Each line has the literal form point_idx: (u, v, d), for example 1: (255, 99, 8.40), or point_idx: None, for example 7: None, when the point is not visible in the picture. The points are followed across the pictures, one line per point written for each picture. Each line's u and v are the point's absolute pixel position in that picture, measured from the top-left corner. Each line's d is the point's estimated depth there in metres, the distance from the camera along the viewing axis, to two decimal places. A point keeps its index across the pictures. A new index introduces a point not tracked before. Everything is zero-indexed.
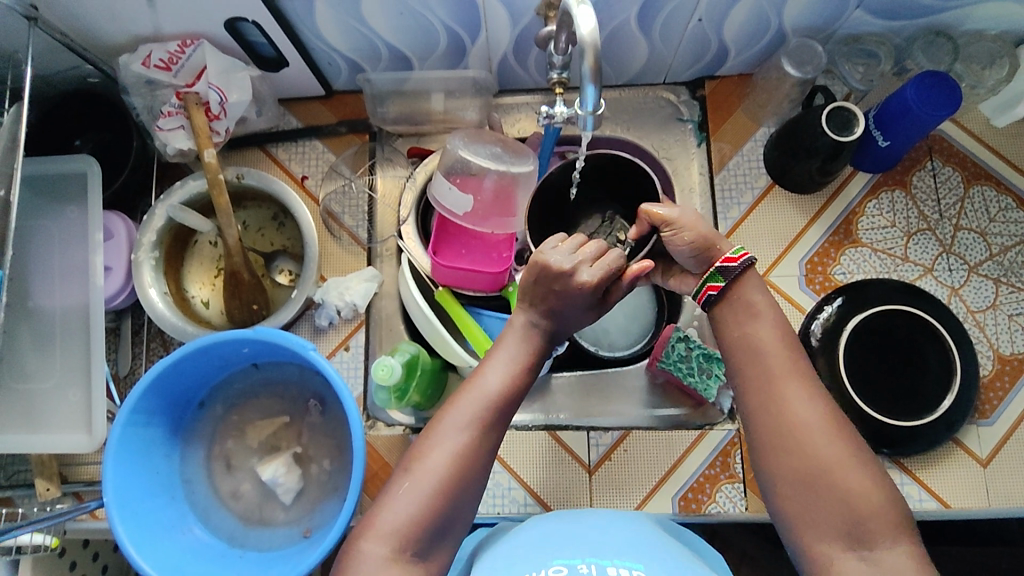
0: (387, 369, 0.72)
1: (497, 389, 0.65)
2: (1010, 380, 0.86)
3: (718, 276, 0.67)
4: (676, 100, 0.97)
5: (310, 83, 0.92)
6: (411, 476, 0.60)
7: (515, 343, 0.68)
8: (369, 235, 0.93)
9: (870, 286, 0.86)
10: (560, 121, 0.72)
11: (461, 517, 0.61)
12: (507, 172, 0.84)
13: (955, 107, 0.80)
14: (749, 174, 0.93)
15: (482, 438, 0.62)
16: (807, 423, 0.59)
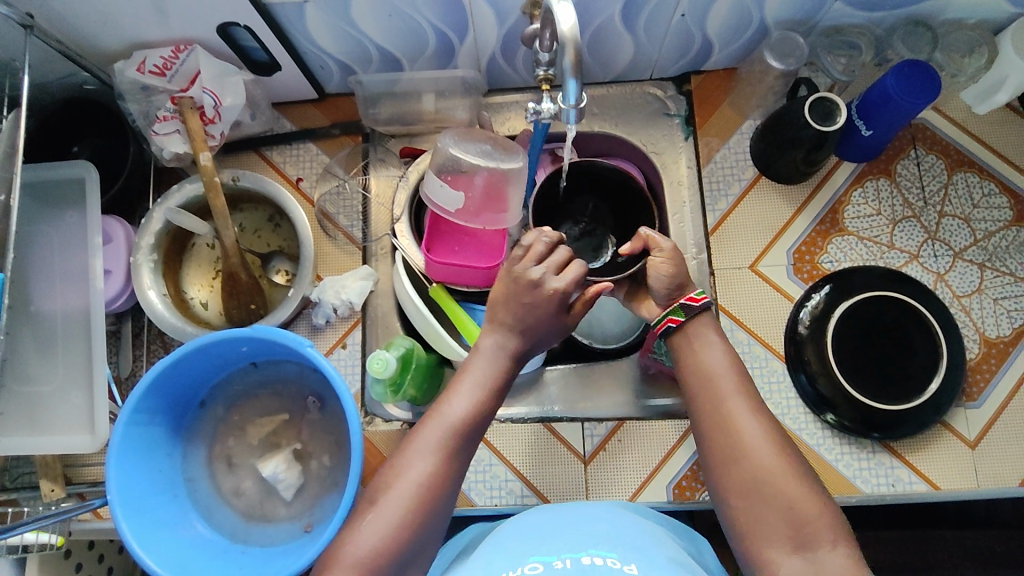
0: (382, 362, 0.73)
1: (463, 416, 0.66)
2: (997, 362, 0.87)
3: (680, 311, 0.70)
4: (662, 95, 0.99)
5: (303, 87, 0.94)
6: (378, 505, 0.62)
7: (480, 369, 0.70)
8: (363, 234, 0.94)
9: (851, 287, 0.87)
10: (547, 118, 0.74)
11: (428, 544, 0.62)
12: (498, 168, 0.85)
13: (934, 96, 0.82)
14: (736, 166, 0.95)
15: (448, 466, 0.64)
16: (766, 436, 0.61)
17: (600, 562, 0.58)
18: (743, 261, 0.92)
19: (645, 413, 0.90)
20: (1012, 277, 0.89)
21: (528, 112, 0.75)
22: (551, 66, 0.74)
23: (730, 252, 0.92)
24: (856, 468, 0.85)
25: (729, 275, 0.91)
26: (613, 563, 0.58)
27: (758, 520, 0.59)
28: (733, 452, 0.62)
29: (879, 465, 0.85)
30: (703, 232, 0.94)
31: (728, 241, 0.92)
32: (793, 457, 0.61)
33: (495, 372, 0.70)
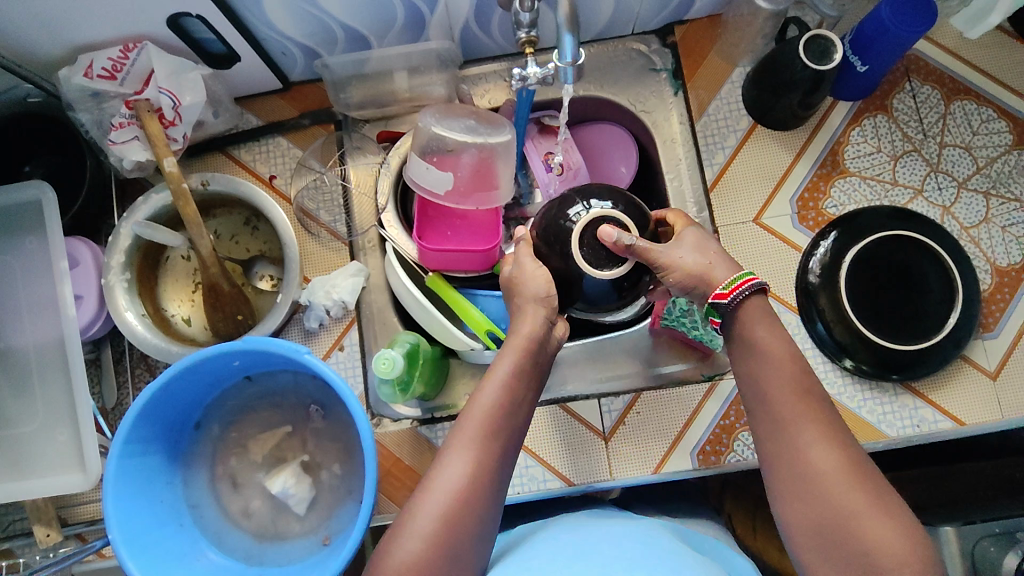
0: (388, 361, 0.68)
1: (489, 415, 0.63)
2: (1011, 291, 0.85)
3: (715, 312, 0.69)
4: (647, 51, 0.94)
5: (266, 77, 0.88)
6: (408, 518, 0.59)
7: (505, 363, 0.66)
8: (348, 229, 0.89)
9: (861, 228, 0.84)
10: (536, 84, 0.71)
11: (470, 555, 0.59)
12: (485, 144, 0.81)
13: (932, 23, 0.78)
14: (730, 117, 0.91)
15: (479, 470, 0.61)
16: (830, 473, 0.59)
17: None
18: (747, 215, 0.88)
19: (657, 382, 0.87)
20: (1017, 201, 0.87)
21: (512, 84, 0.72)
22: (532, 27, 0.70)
23: (731, 207, 0.89)
24: (879, 414, 0.82)
25: (733, 232, 0.88)
26: None
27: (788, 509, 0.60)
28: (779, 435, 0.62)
29: (903, 407, 0.82)
30: (702, 188, 0.90)
31: (729, 195, 0.89)
32: (828, 437, 0.60)
33: (520, 365, 0.66)
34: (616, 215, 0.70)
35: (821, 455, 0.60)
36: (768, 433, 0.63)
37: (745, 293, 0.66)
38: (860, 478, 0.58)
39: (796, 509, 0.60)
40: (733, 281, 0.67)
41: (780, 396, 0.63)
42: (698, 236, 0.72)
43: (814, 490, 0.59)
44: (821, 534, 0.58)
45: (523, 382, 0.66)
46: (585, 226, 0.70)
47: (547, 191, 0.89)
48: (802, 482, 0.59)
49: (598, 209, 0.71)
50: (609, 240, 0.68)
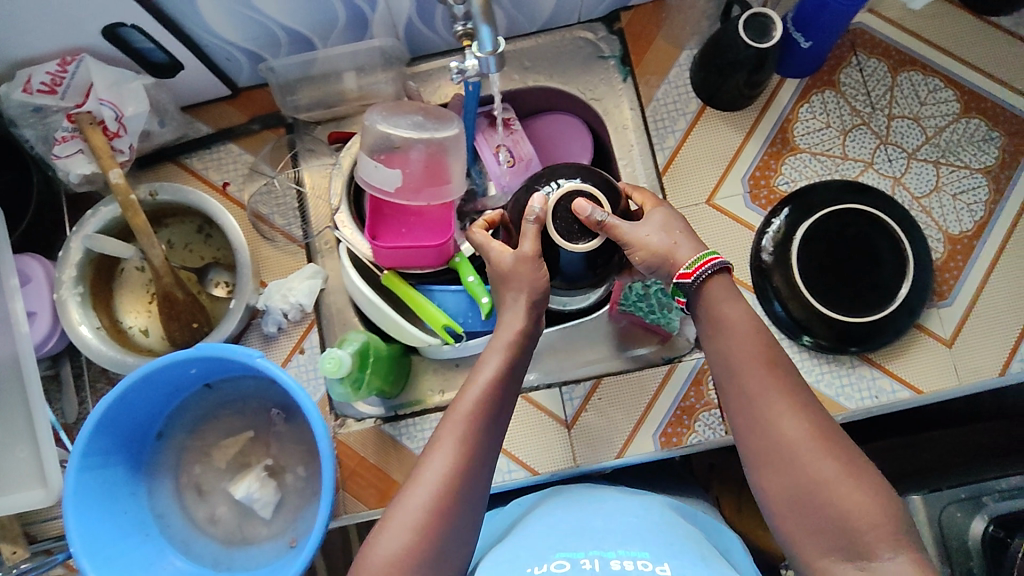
0: (335, 359, 0.66)
1: (476, 411, 0.63)
2: (964, 259, 0.85)
3: (680, 292, 0.68)
4: (594, 38, 0.95)
5: (212, 84, 0.88)
6: (393, 512, 0.59)
7: (494, 359, 0.66)
8: (303, 232, 0.89)
9: (819, 201, 0.85)
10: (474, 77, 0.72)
11: (454, 549, 0.59)
12: (433, 139, 0.81)
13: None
14: (679, 101, 0.91)
15: (466, 463, 0.60)
16: (786, 444, 0.59)
17: (629, 565, 0.56)
18: (699, 197, 0.89)
19: (619, 367, 0.87)
20: (966, 169, 0.88)
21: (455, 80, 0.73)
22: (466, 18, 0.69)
23: (683, 191, 0.89)
24: (837, 386, 0.83)
25: (686, 214, 0.89)
26: (644, 566, 0.56)
27: (767, 482, 0.59)
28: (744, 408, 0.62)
29: (860, 378, 0.83)
30: (655, 172, 0.91)
31: (682, 178, 0.90)
32: (789, 407, 0.60)
33: (505, 358, 0.66)
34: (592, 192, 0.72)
35: (793, 425, 0.59)
36: (740, 408, 0.62)
37: (707, 274, 0.65)
38: (818, 449, 0.58)
39: (770, 478, 0.59)
40: (697, 260, 0.66)
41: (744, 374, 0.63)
42: (667, 216, 0.70)
43: (786, 461, 0.59)
44: (797, 501, 0.58)
45: (510, 375, 0.66)
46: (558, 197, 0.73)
47: (501, 183, 0.89)
48: (773, 450, 0.59)
49: (572, 184, 0.73)
50: (581, 213, 0.70)
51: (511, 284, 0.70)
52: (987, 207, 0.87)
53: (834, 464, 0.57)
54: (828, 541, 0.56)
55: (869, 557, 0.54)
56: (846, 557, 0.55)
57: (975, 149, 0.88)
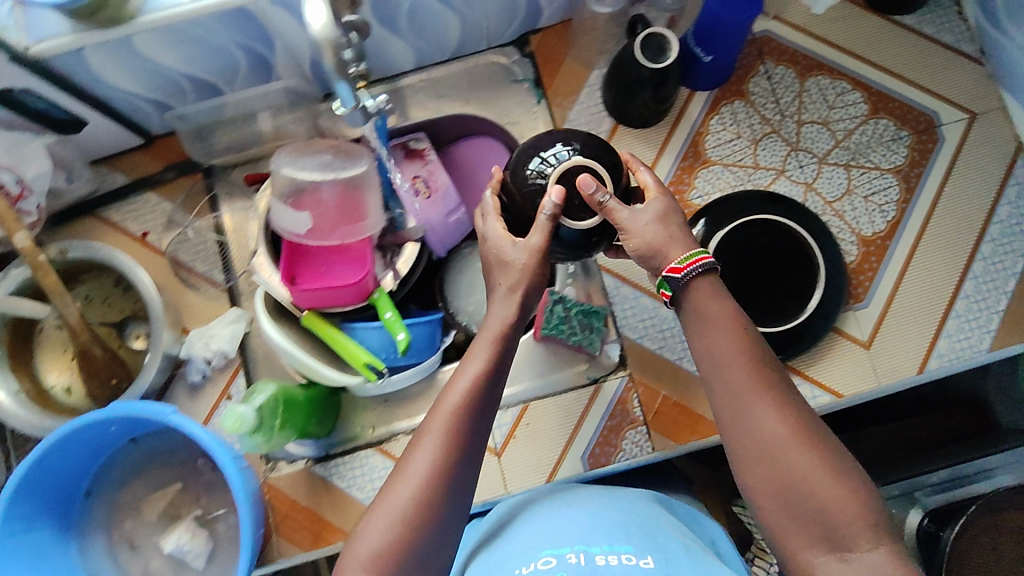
0: (237, 418, 0.67)
1: (465, 402, 0.59)
2: (877, 260, 0.87)
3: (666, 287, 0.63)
4: (507, 62, 0.95)
5: (123, 135, 0.88)
6: (377, 505, 0.56)
7: (482, 349, 0.62)
8: (225, 276, 0.89)
9: (736, 206, 0.86)
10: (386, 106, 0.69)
11: (442, 543, 0.55)
12: (341, 179, 0.81)
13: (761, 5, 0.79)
14: (592, 121, 0.93)
15: (454, 454, 0.57)
16: (760, 439, 0.56)
17: (614, 560, 0.55)
18: None
19: (550, 389, 0.87)
20: (876, 170, 0.89)
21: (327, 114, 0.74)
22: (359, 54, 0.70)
23: None
24: None
25: None
26: (630, 560, 0.55)
27: (750, 476, 0.56)
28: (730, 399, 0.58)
29: None
30: None
31: None
32: (763, 402, 0.57)
33: (499, 348, 0.63)
34: (594, 166, 0.62)
35: (770, 418, 0.56)
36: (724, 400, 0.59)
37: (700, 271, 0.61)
38: (778, 448, 0.55)
39: (756, 472, 0.56)
40: (690, 256, 0.62)
41: (719, 367, 0.59)
42: (665, 208, 0.65)
43: (767, 453, 0.56)
44: (782, 495, 0.54)
45: (501, 367, 0.63)
46: (558, 174, 0.62)
47: (419, 215, 0.88)
48: (755, 443, 0.56)
49: (575, 160, 0.62)
50: (584, 192, 0.60)
51: (503, 276, 0.65)
52: (898, 207, 0.88)
53: (809, 458, 0.54)
54: (812, 533, 0.53)
55: (850, 547, 0.51)
56: (829, 549, 0.52)
57: (885, 149, 0.89)
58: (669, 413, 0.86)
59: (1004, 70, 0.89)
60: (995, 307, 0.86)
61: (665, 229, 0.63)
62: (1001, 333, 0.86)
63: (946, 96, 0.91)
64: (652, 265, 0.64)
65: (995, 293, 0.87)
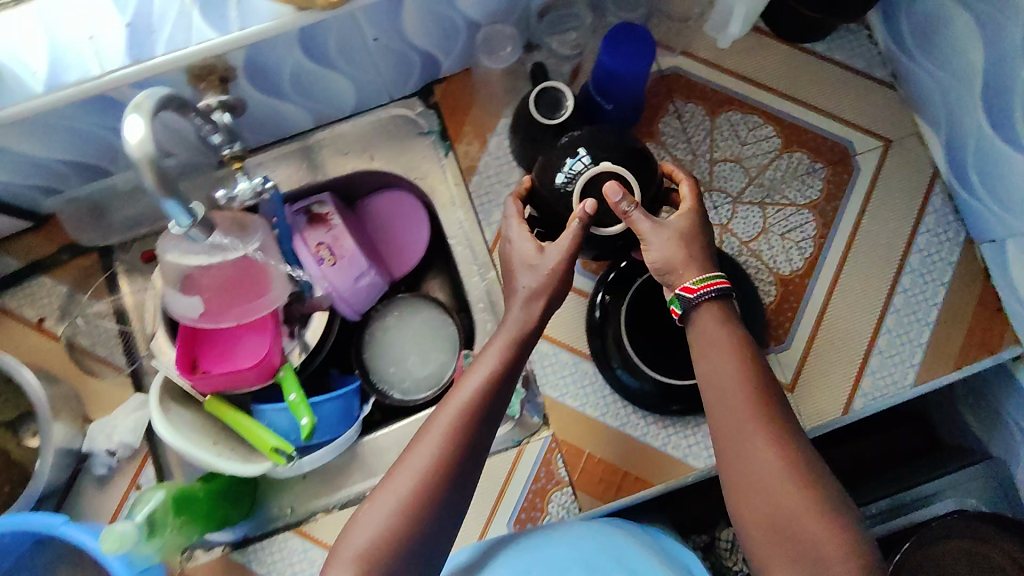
0: (116, 539, 0.64)
1: (473, 401, 0.62)
2: (796, 299, 0.86)
3: (677, 304, 0.66)
4: (412, 115, 0.91)
5: (9, 220, 0.83)
6: (377, 496, 0.59)
7: (494, 350, 0.65)
8: (128, 359, 0.86)
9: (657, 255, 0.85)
10: (250, 196, 0.69)
11: (435, 533, 0.58)
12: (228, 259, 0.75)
13: (654, 54, 0.77)
14: (502, 170, 0.90)
15: (453, 452, 0.60)
16: (761, 475, 0.58)
17: None
18: None
19: None
20: (793, 206, 0.87)
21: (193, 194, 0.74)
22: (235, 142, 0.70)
23: None
24: (685, 448, 0.84)
25: None
26: None
27: (741, 506, 0.59)
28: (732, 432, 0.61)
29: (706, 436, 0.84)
30: (485, 250, 0.89)
31: None
32: (760, 441, 0.59)
33: (510, 352, 0.65)
34: (625, 175, 0.67)
35: (762, 455, 0.59)
36: (726, 432, 0.62)
37: (713, 295, 0.65)
38: (764, 490, 0.58)
39: (747, 504, 0.59)
40: (704, 279, 0.65)
41: (715, 402, 0.63)
42: (692, 225, 0.68)
43: (759, 488, 0.58)
44: (774, 531, 0.56)
45: (512, 371, 0.65)
46: (585, 184, 0.67)
47: (324, 284, 0.84)
48: (749, 476, 0.59)
49: (605, 167, 0.67)
50: (611, 200, 0.65)
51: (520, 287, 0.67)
52: (815, 242, 0.87)
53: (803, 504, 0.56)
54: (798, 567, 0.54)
55: None
56: None
57: (800, 184, 0.88)
58: (594, 471, 0.84)
59: (917, 96, 0.87)
60: (919, 340, 0.85)
61: (687, 247, 0.67)
62: (926, 366, 0.85)
63: (860, 124, 0.89)
64: (667, 281, 0.67)
65: (919, 325, 0.86)
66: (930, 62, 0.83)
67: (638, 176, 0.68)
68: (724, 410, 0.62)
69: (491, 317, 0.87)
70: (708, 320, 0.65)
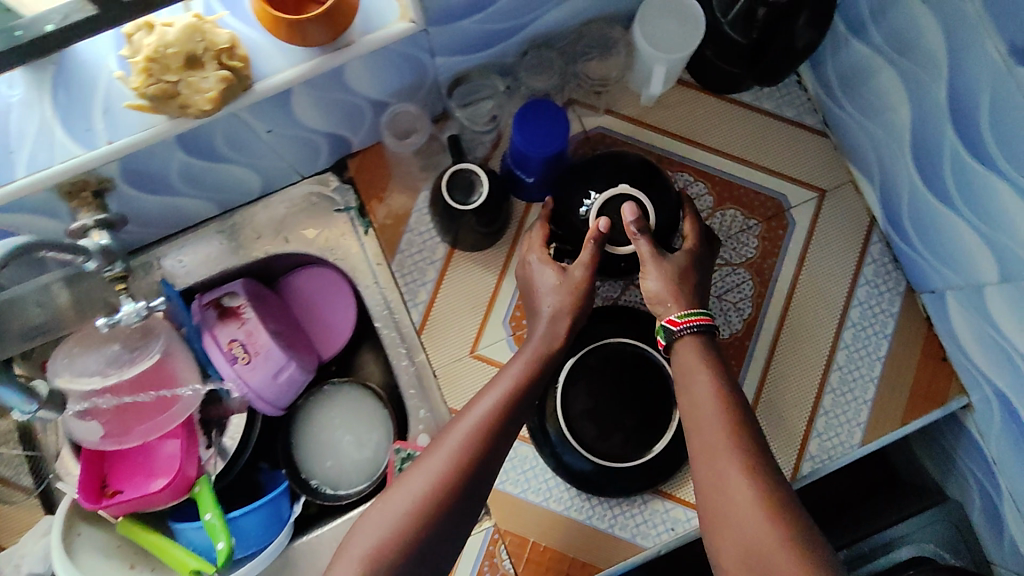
0: None
1: (489, 417, 0.64)
2: (737, 362, 0.84)
3: (662, 332, 0.71)
4: (327, 192, 0.86)
5: None
6: (387, 499, 0.60)
7: (513, 369, 0.68)
8: (37, 478, 0.80)
9: (609, 318, 0.84)
10: (134, 321, 0.66)
11: (438, 540, 0.59)
12: (124, 378, 0.75)
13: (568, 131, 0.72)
14: (425, 248, 0.84)
15: (471, 458, 0.62)
16: (735, 504, 0.58)
17: None
18: (461, 350, 0.83)
19: None
20: (727, 267, 0.85)
21: (62, 329, 0.76)
22: (115, 262, 0.67)
23: (444, 346, 0.83)
24: (631, 528, 0.81)
25: (450, 374, 0.82)
26: None
27: (717, 534, 0.59)
28: (707, 464, 0.61)
29: (653, 513, 0.81)
30: (413, 332, 0.84)
31: (441, 334, 0.83)
32: (729, 473, 0.59)
33: (533, 369, 0.68)
34: (640, 200, 0.75)
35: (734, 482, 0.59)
36: (698, 465, 0.62)
37: (696, 330, 0.69)
38: (733, 526, 0.57)
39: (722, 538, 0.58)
40: (689, 314, 0.69)
41: (694, 429, 0.64)
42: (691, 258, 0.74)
43: (730, 519, 0.58)
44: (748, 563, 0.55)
45: (527, 396, 0.67)
46: (601, 206, 0.75)
47: (238, 385, 0.79)
48: (721, 504, 0.59)
49: (623, 190, 0.75)
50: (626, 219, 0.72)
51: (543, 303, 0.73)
52: (754, 302, 0.85)
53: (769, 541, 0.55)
54: None
55: None
56: None
57: (734, 243, 0.85)
58: (540, 560, 0.80)
59: (849, 144, 0.84)
60: (864, 397, 0.83)
61: (684, 282, 0.72)
62: (872, 424, 0.83)
63: (793, 176, 0.86)
64: (660, 308, 0.71)
65: (863, 382, 0.84)
66: (859, 113, 0.79)
67: (650, 202, 0.76)
68: (698, 440, 0.63)
69: (423, 403, 0.83)
70: (686, 353, 0.68)
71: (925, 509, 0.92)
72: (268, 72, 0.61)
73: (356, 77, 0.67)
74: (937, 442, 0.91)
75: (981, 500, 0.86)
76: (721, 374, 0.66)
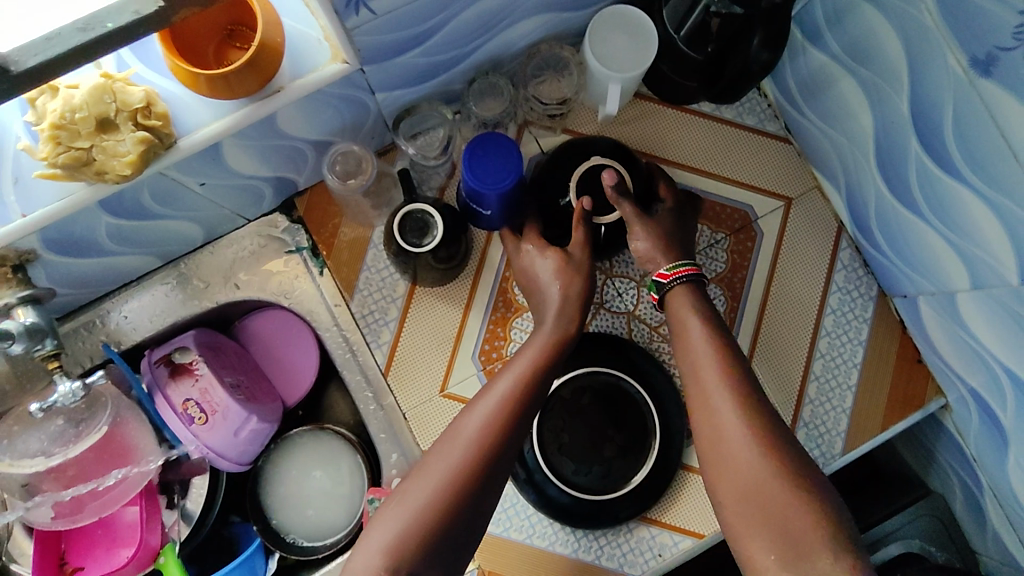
0: None
1: (506, 403, 0.62)
2: None
3: (655, 288, 0.71)
4: (276, 233, 0.82)
5: None
6: (406, 489, 0.57)
7: (527, 356, 0.66)
8: None
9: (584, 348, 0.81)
10: (70, 402, 0.67)
11: (460, 532, 0.56)
12: (70, 455, 0.71)
13: (519, 173, 0.69)
14: (384, 287, 0.80)
15: (489, 446, 0.59)
16: (736, 439, 0.58)
17: None
18: (430, 390, 0.79)
19: None
20: None
21: None
22: (47, 339, 0.64)
23: (412, 388, 0.79)
24: (617, 559, 0.79)
25: (420, 415, 0.79)
26: None
27: (723, 491, 0.58)
28: (705, 415, 0.61)
29: (639, 541, 0.79)
30: (380, 374, 0.80)
31: (407, 375, 0.79)
32: (723, 416, 0.60)
33: (547, 353, 0.66)
34: (617, 167, 0.74)
35: (732, 426, 0.59)
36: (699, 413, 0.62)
37: (685, 280, 0.69)
38: (734, 475, 0.57)
39: (723, 479, 0.58)
40: (676, 265, 0.70)
41: (693, 374, 0.64)
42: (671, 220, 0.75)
43: (724, 457, 0.58)
44: (753, 502, 0.55)
45: (543, 383, 0.65)
46: (580, 185, 0.74)
47: (194, 450, 0.74)
48: (722, 450, 0.59)
49: (598, 160, 0.75)
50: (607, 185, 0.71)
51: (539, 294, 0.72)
52: (727, 316, 0.83)
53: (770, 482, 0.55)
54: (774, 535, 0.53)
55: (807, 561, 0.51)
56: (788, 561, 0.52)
57: (702, 258, 0.83)
58: None
59: (812, 151, 0.82)
60: (843, 405, 0.82)
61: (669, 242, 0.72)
62: (853, 432, 0.82)
63: (758, 186, 0.84)
64: (650, 265, 0.72)
65: (841, 391, 0.82)
66: (822, 122, 0.77)
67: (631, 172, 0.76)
68: (698, 382, 0.63)
69: (395, 446, 0.81)
70: (679, 303, 0.68)
71: (903, 507, 0.89)
72: (193, 127, 0.57)
73: (291, 123, 0.63)
74: (920, 441, 0.90)
75: (964, 496, 0.84)
76: (715, 329, 0.66)
